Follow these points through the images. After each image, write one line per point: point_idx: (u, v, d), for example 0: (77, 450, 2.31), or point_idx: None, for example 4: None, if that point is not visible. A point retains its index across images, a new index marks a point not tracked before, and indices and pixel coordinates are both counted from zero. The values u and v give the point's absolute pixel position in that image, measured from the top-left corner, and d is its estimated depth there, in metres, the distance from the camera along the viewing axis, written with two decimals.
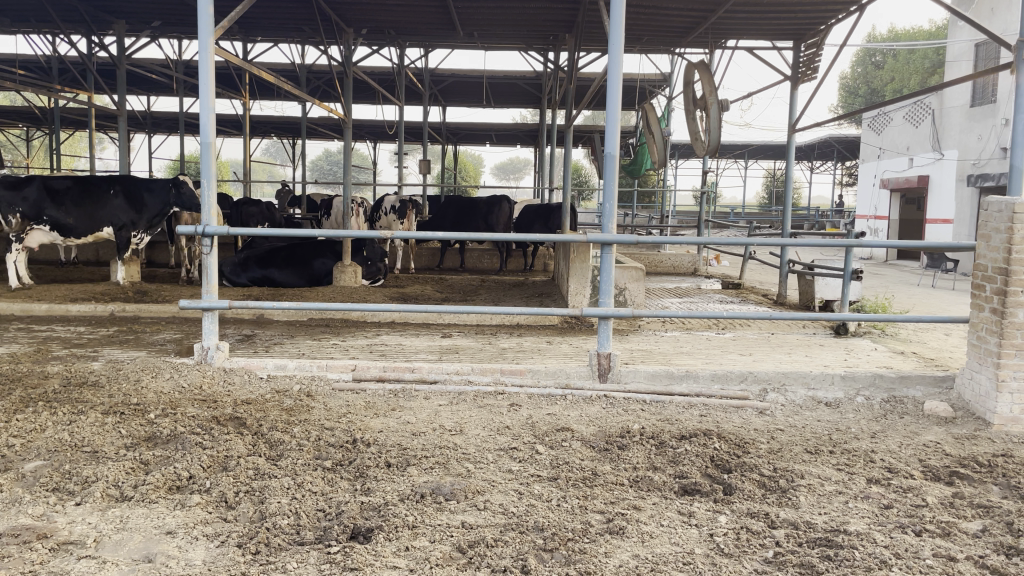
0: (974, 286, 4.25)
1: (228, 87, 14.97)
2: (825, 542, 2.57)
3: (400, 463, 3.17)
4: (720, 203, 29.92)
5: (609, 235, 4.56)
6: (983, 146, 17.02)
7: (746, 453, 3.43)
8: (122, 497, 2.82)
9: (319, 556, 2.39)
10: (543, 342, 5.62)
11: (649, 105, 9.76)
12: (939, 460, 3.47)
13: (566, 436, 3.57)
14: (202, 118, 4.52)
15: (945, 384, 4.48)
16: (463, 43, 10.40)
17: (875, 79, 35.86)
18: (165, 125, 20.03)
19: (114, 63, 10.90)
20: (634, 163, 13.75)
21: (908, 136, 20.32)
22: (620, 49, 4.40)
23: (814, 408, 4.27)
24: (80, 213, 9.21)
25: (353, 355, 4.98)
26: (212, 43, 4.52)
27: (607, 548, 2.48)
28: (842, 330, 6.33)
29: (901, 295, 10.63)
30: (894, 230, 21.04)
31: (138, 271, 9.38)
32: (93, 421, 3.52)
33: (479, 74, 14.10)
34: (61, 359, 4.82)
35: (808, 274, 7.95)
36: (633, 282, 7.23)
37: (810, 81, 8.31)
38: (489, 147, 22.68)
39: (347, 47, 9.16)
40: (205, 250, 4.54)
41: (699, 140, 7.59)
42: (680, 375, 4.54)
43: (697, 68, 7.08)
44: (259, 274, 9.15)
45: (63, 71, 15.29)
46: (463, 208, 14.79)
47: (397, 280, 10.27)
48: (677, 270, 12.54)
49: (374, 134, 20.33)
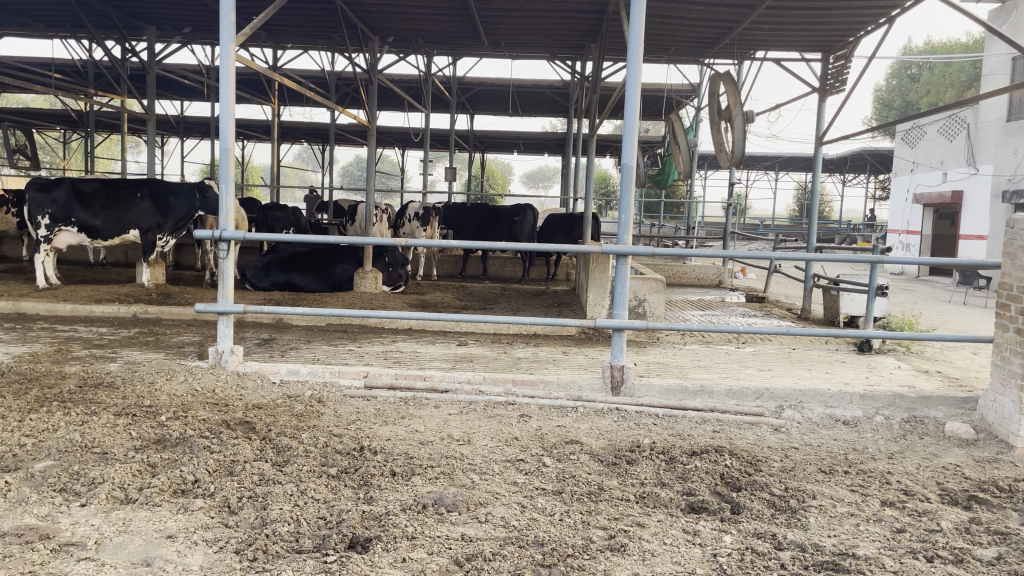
0: (1000, 305, 4.14)
1: (258, 93, 15.16)
2: (832, 566, 2.51)
3: (406, 472, 3.16)
4: (749, 215, 29.65)
5: (625, 247, 4.52)
6: (1019, 162, 16.73)
7: (757, 471, 3.36)
8: (127, 499, 2.83)
9: (315, 565, 2.37)
10: (559, 353, 5.59)
11: (675, 116, 9.70)
12: (957, 484, 3.38)
13: (574, 449, 3.53)
14: (221, 123, 4.55)
15: (969, 405, 4.37)
16: (490, 51, 10.42)
17: (910, 92, 35.40)
18: (197, 130, 20.31)
19: (145, 67, 11.07)
20: (661, 173, 13.67)
21: (942, 150, 20.00)
22: (639, 60, 4.36)
23: (831, 426, 4.19)
24: (107, 215, 9.34)
25: (367, 362, 4.98)
26: (233, 50, 4.56)
27: (607, 565, 2.44)
28: (865, 347, 6.22)
29: (929, 312, 10.45)
30: (927, 245, 20.71)
31: (163, 273, 9.51)
32: (104, 423, 3.55)
33: (506, 83, 14.13)
34: (80, 359, 4.88)
35: (832, 289, 7.85)
36: (653, 293, 7.17)
37: (838, 94, 8.21)
38: (518, 155, 22.71)
39: (372, 55, 9.34)
40: (222, 254, 4.57)
41: (723, 152, 7.52)
42: (694, 390, 4.48)
43: (723, 79, 7.02)
44: (281, 279, 9.21)
45: (98, 76, 15.57)
46: (488, 216, 14.81)
47: (419, 287, 10.31)
48: (702, 281, 12.44)
49: (403, 141, 20.46)
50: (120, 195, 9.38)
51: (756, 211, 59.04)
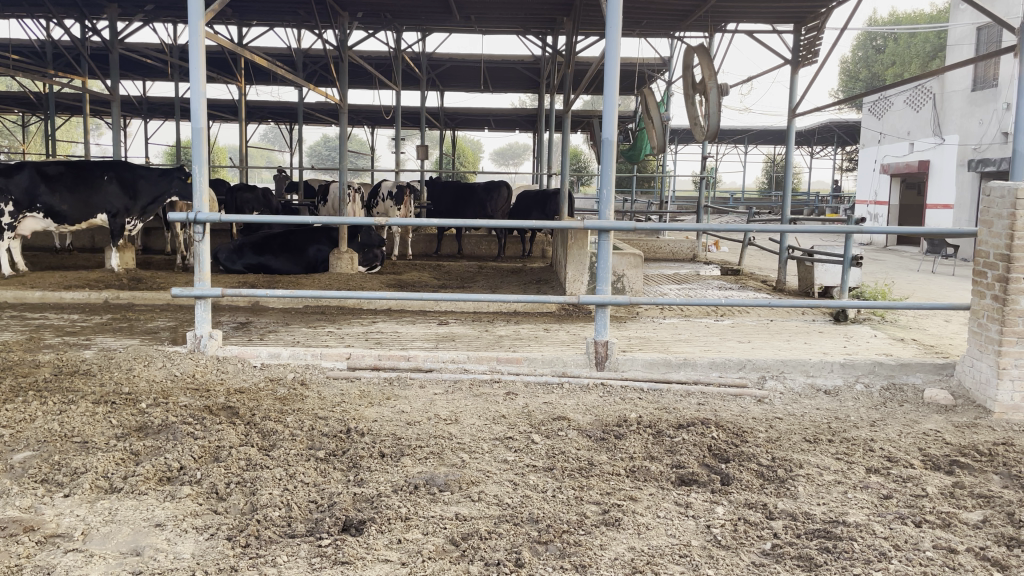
0: (975, 273, 4.20)
1: (224, 72, 14.87)
2: (824, 534, 2.53)
3: (394, 453, 3.13)
4: (719, 189, 29.82)
5: (606, 222, 4.50)
6: (984, 131, 16.97)
7: (744, 442, 3.39)
8: (112, 488, 2.78)
9: (310, 549, 2.35)
10: (540, 330, 5.58)
11: (648, 90, 9.67)
12: (938, 449, 3.44)
13: (562, 425, 3.53)
14: (191, 103, 4.44)
15: (946, 371, 4.44)
16: (460, 26, 10.28)
17: (876, 63, 35.70)
18: (161, 111, 19.91)
19: (106, 47, 10.79)
20: (634, 148, 13.66)
21: (909, 120, 20.24)
22: (617, 33, 4.32)
23: (812, 396, 4.24)
24: (73, 199, 9.13)
25: (348, 343, 4.93)
26: (202, 27, 4.44)
27: (603, 541, 2.44)
28: (841, 317, 6.28)
29: (901, 281, 10.59)
30: (894, 215, 20.98)
31: (132, 258, 9.33)
32: (83, 411, 3.48)
33: (477, 59, 13.98)
34: (53, 347, 4.77)
35: (808, 260, 7.90)
36: (631, 268, 7.18)
37: (811, 65, 8.23)
38: (488, 132, 22.61)
39: (342, 30, 9.03)
40: (196, 236, 4.48)
41: (698, 125, 7.51)
42: (678, 363, 4.49)
43: (697, 52, 7.00)
44: (254, 261, 9.04)
45: (57, 56, 15.15)
46: (460, 194, 14.73)
47: (395, 267, 10.25)
48: (676, 255, 12.50)
49: (372, 119, 20.22)
50: (86, 178, 9.17)
51: (726, 184, 59.38)
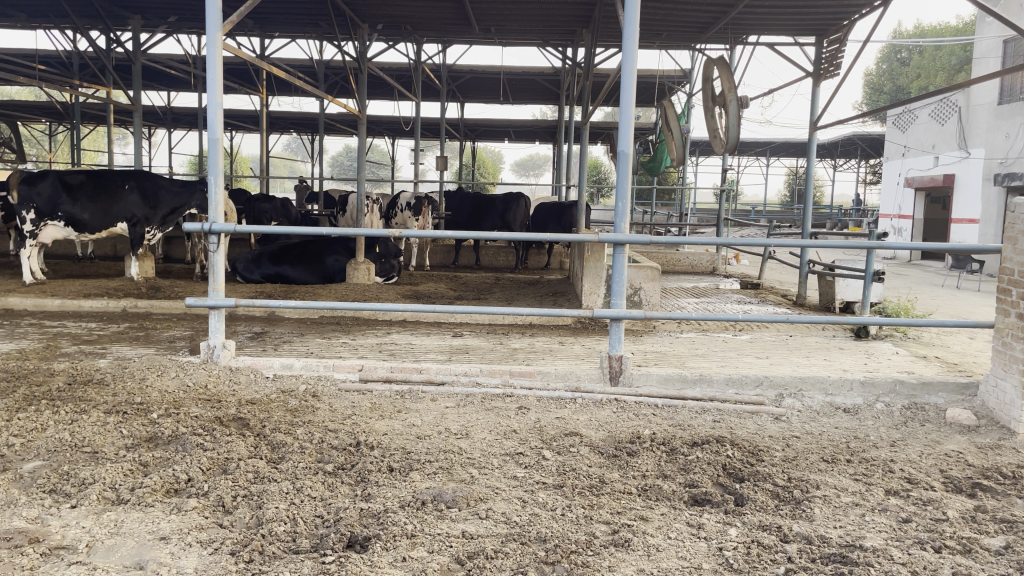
0: (1000, 290, 4.10)
1: (246, 83, 15.01)
2: (840, 559, 2.47)
3: (403, 468, 3.10)
4: (740, 202, 29.61)
5: (621, 235, 4.45)
6: (1010, 145, 16.75)
7: (759, 462, 3.32)
8: (119, 500, 2.77)
9: (313, 566, 2.32)
10: (555, 343, 5.53)
11: (667, 102, 9.61)
12: (960, 471, 3.35)
13: (574, 441, 3.48)
14: (208, 113, 4.46)
15: (969, 390, 4.34)
16: (479, 38, 10.29)
17: (901, 76, 35.41)
18: (185, 121, 20.14)
19: (130, 58, 10.91)
20: (654, 160, 13.60)
21: (933, 133, 20.02)
22: (634, 46, 4.28)
23: (831, 414, 4.16)
24: (95, 208, 9.19)
25: (362, 355, 4.92)
26: (220, 38, 4.47)
27: (611, 562, 2.39)
28: (862, 333, 6.18)
29: (924, 297, 10.44)
30: (919, 229, 20.73)
31: (152, 267, 9.40)
32: (94, 421, 3.48)
33: (497, 70, 14.00)
34: (68, 356, 4.79)
35: (828, 274, 7.80)
36: (648, 282, 7.12)
37: (833, 78, 8.15)
38: (509, 143, 22.61)
39: (362, 42, 9.08)
40: (211, 247, 4.49)
41: (717, 137, 7.45)
42: (694, 379, 4.43)
43: (716, 65, 6.95)
44: (272, 271, 9.12)
45: (83, 67, 15.37)
46: (479, 205, 14.74)
47: (413, 278, 10.25)
48: (695, 269, 12.42)
49: (393, 130, 20.30)
50: (107, 187, 9.25)
51: (748, 197, 59.09)
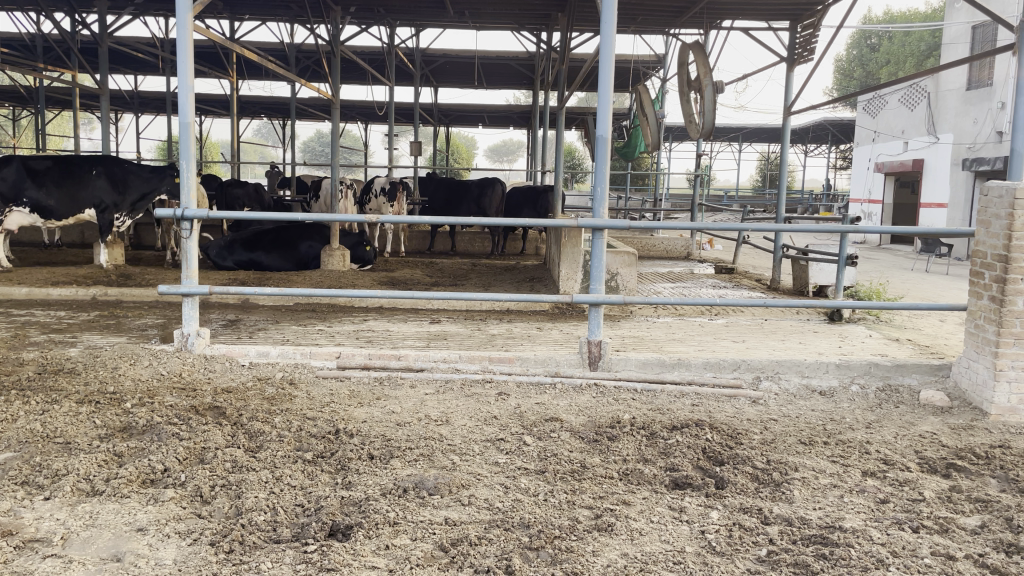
0: (973, 273, 4.16)
1: (216, 66, 14.76)
2: (820, 540, 2.49)
3: (384, 455, 3.08)
4: (713, 187, 29.75)
5: (600, 221, 4.44)
6: (978, 130, 16.98)
7: (739, 445, 3.34)
8: (93, 491, 2.71)
9: (295, 555, 2.29)
10: (533, 329, 5.53)
11: (643, 87, 9.60)
12: (935, 452, 3.40)
13: (554, 426, 3.48)
14: (179, 97, 4.37)
15: (942, 372, 4.40)
16: (454, 22, 10.20)
17: (871, 62, 35.77)
18: (153, 106, 19.78)
19: (96, 40, 10.66)
20: (628, 145, 13.59)
21: (903, 119, 20.25)
22: (613, 30, 4.26)
23: (808, 397, 4.19)
24: (61, 194, 9.01)
25: (339, 342, 4.87)
26: (191, 20, 4.37)
27: (595, 546, 2.39)
28: (836, 316, 6.25)
29: (895, 281, 10.60)
30: (888, 214, 21.00)
31: (121, 254, 9.23)
32: (67, 411, 3.41)
33: (471, 55, 13.90)
34: (38, 345, 4.69)
35: (802, 259, 7.86)
36: (625, 267, 7.14)
37: (807, 63, 8.19)
38: (483, 128, 22.50)
39: (335, 25, 8.94)
40: (184, 233, 4.40)
41: (693, 122, 7.46)
42: (672, 364, 4.45)
43: (692, 49, 6.95)
44: (246, 258, 8.99)
45: (47, 50, 15.02)
46: (454, 190, 14.67)
47: (388, 264, 10.18)
48: (670, 254, 12.48)
49: (365, 115, 20.13)
50: (73, 173, 9.07)
51: (719, 182, 59.48)
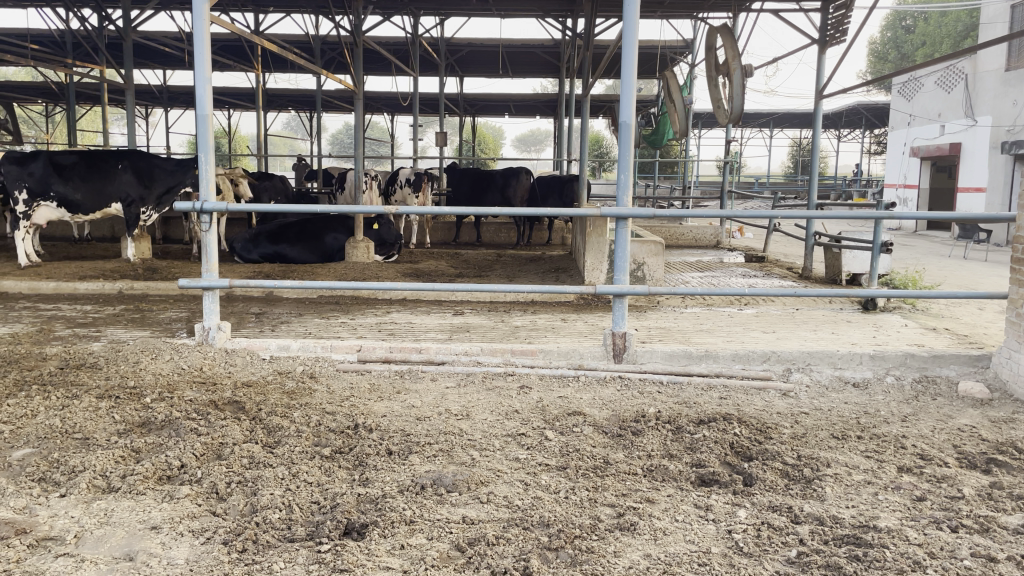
0: (1015, 260, 3.99)
1: (242, 59, 14.81)
2: (853, 540, 2.38)
3: (402, 451, 3.02)
4: (744, 174, 29.34)
5: (624, 209, 4.33)
6: (1018, 112, 16.51)
7: (768, 439, 3.23)
8: (109, 488, 2.69)
9: (308, 555, 2.24)
10: (557, 320, 5.46)
11: (670, 73, 9.41)
12: (974, 446, 3.26)
13: (577, 420, 3.40)
14: (197, 90, 4.33)
15: (981, 363, 4.25)
16: (477, 10, 10.10)
17: (905, 43, 34.95)
18: (181, 100, 19.92)
19: (121, 35, 10.69)
20: (656, 133, 13.38)
21: (939, 102, 19.78)
22: (636, 14, 4.13)
23: (840, 389, 4.07)
24: (88, 188, 9.10)
25: (361, 335, 4.83)
26: (207, 12, 4.32)
27: (617, 547, 2.31)
28: (869, 306, 6.09)
29: (932, 268, 10.37)
30: (925, 199, 20.57)
31: (148, 247, 9.30)
32: (86, 406, 3.40)
33: (496, 43, 13.80)
34: (62, 339, 4.71)
35: (834, 247, 7.67)
36: (652, 257, 7.02)
37: (839, 44, 7.95)
38: (510, 117, 22.37)
39: (357, 15, 8.87)
40: (203, 227, 4.37)
41: (721, 108, 7.30)
42: (699, 355, 4.34)
43: (720, 32, 6.77)
44: (270, 251, 9.00)
45: (77, 46, 15.16)
46: (480, 181, 14.61)
47: (413, 256, 10.17)
48: (699, 242, 12.35)
49: (392, 106, 20.10)
50: (100, 167, 9.15)
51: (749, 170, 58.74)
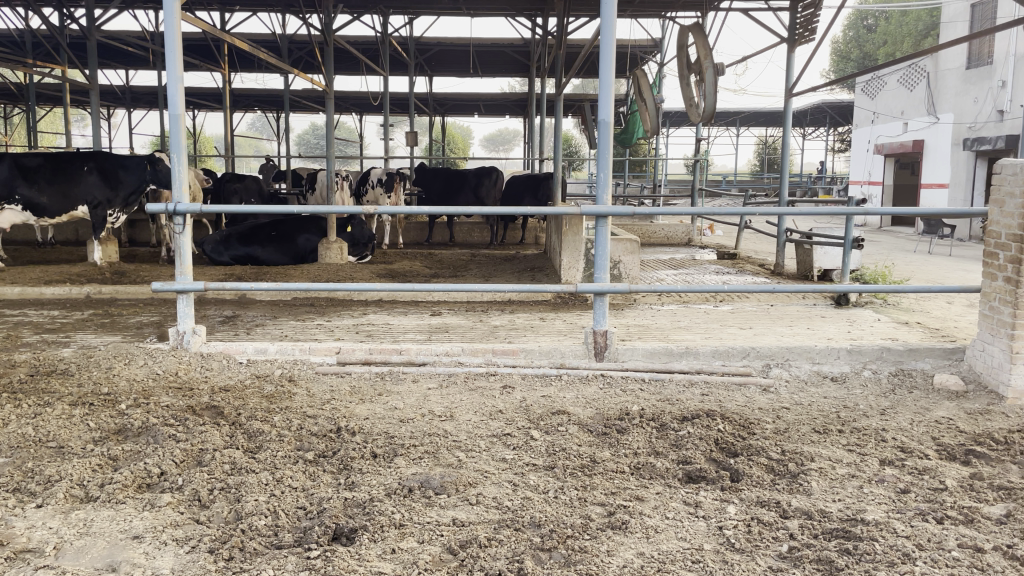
0: (987, 254, 4.06)
1: (208, 58, 14.61)
2: (843, 534, 2.40)
3: (387, 453, 2.98)
4: (712, 172, 29.59)
5: (604, 208, 4.33)
6: (979, 109, 16.84)
7: (751, 435, 3.25)
8: (87, 498, 2.62)
9: (297, 562, 2.20)
10: (536, 319, 5.44)
11: (641, 71, 9.44)
12: (952, 438, 3.30)
13: (562, 419, 3.39)
14: (169, 90, 4.24)
15: (955, 355, 4.31)
16: (448, 9, 10.06)
17: (867, 42, 35.53)
18: (144, 100, 19.58)
19: (84, 35, 10.48)
20: (626, 131, 13.42)
21: (902, 99, 20.13)
22: (613, 13, 4.14)
23: (819, 383, 4.10)
24: (53, 191, 8.94)
25: (338, 337, 4.77)
26: (178, 10, 4.24)
27: (610, 546, 2.30)
28: (843, 301, 6.17)
29: (900, 263, 10.53)
30: (889, 195, 20.91)
31: (115, 251, 9.11)
32: (59, 414, 3.31)
33: (466, 42, 13.76)
34: (30, 346, 4.59)
35: (806, 243, 7.76)
36: (628, 254, 7.04)
37: (808, 43, 8.04)
38: (480, 117, 22.33)
39: (327, 14, 8.77)
40: (176, 229, 4.28)
41: (694, 107, 7.35)
42: (679, 352, 4.36)
43: (692, 31, 6.81)
44: (242, 253, 8.82)
45: (37, 46, 14.84)
46: (452, 180, 14.59)
47: (386, 256, 10.10)
48: (671, 240, 12.43)
49: (361, 106, 19.96)
50: (65, 170, 8.98)
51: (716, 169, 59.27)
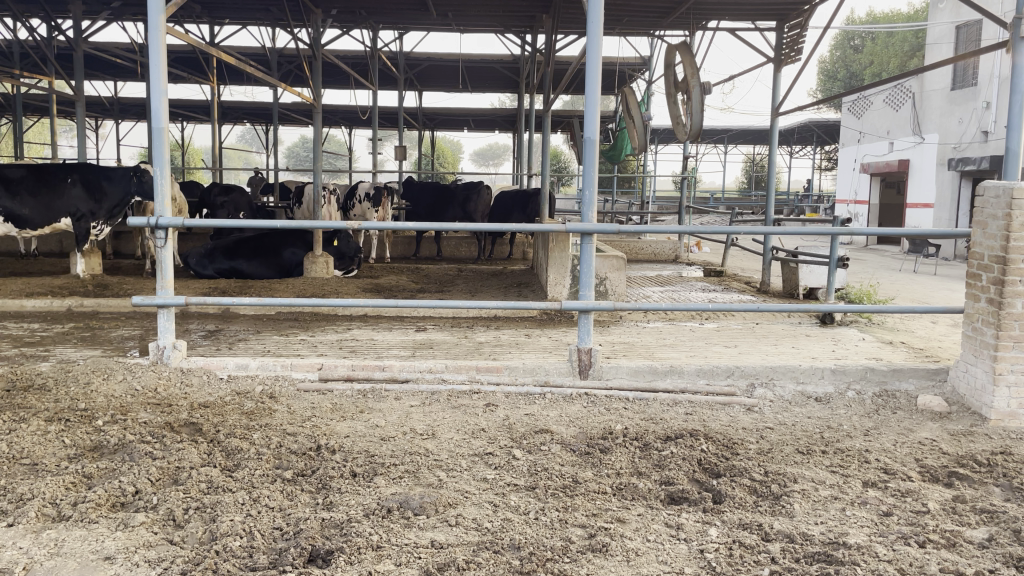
0: (970, 275, 4.08)
1: (197, 71, 14.58)
2: (825, 558, 2.38)
3: (367, 472, 2.95)
4: (700, 189, 29.73)
5: (588, 225, 4.32)
6: (964, 130, 17.00)
7: (735, 455, 3.23)
8: (60, 517, 2.57)
9: None
10: (521, 336, 5.42)
11: (628, 89, 9.49)
12: (935, 460, 3.30)
13: (545, 438, 3.36)
14: (152, 102, 4.22)
15: (939, 376, 4.31)
16: (437, 24, 10.09)
17: (854, 62, 35.86)
18: (132, 112, 19.52)
19: (72, 46, 10.44)
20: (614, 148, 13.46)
21: (888, 119, 20.31)
22: (599, 31, 4.15)
23: (803, 404, 4.10)
24: (36, 203, 8.89)
25: (321, 352, 4.73)
26: (163, 23, 4.23)
27: (589, 569, 2.27)
28: (827, 320, 6.18)
29: (885, 282, 10.58)
30: (875, 214, 21.06)
31: (99, 263, 9.02)
32: (34, 430, 3.26)
33: (455, 58, 13.80)
34: (8, 360, 4.53)
35: (791, 261, 7.78)
36: (614, 271, 7.04)
37: (794, 63, 8.09)
38: (469, 131, 22.37)
39: (316, 28, 8.77)
40: (158, 242, 4.24)
41: (680, 125, 7.38)
42: (664, 370, 4.34)
43: (679, 50, 6.85)
44: (226, 266, 8.81)
45: (24, 56, 14.78)
46: (441, 194, 14.61)
47: (372, 271, 10.06)
48: (658, 256, 12.46)
49: (350, 120, 19.96)
50: (48, 181, 8.94)
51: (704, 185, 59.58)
